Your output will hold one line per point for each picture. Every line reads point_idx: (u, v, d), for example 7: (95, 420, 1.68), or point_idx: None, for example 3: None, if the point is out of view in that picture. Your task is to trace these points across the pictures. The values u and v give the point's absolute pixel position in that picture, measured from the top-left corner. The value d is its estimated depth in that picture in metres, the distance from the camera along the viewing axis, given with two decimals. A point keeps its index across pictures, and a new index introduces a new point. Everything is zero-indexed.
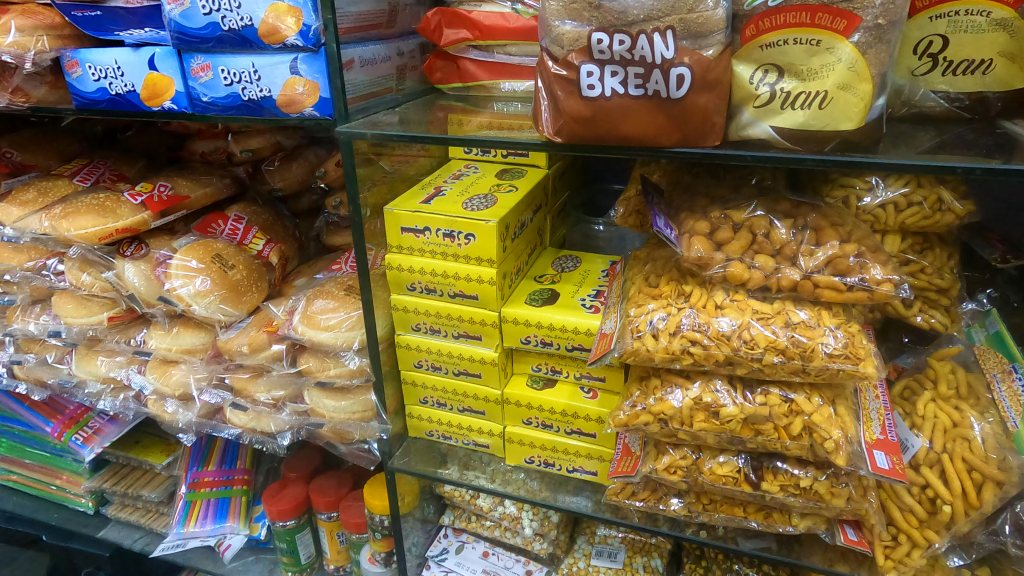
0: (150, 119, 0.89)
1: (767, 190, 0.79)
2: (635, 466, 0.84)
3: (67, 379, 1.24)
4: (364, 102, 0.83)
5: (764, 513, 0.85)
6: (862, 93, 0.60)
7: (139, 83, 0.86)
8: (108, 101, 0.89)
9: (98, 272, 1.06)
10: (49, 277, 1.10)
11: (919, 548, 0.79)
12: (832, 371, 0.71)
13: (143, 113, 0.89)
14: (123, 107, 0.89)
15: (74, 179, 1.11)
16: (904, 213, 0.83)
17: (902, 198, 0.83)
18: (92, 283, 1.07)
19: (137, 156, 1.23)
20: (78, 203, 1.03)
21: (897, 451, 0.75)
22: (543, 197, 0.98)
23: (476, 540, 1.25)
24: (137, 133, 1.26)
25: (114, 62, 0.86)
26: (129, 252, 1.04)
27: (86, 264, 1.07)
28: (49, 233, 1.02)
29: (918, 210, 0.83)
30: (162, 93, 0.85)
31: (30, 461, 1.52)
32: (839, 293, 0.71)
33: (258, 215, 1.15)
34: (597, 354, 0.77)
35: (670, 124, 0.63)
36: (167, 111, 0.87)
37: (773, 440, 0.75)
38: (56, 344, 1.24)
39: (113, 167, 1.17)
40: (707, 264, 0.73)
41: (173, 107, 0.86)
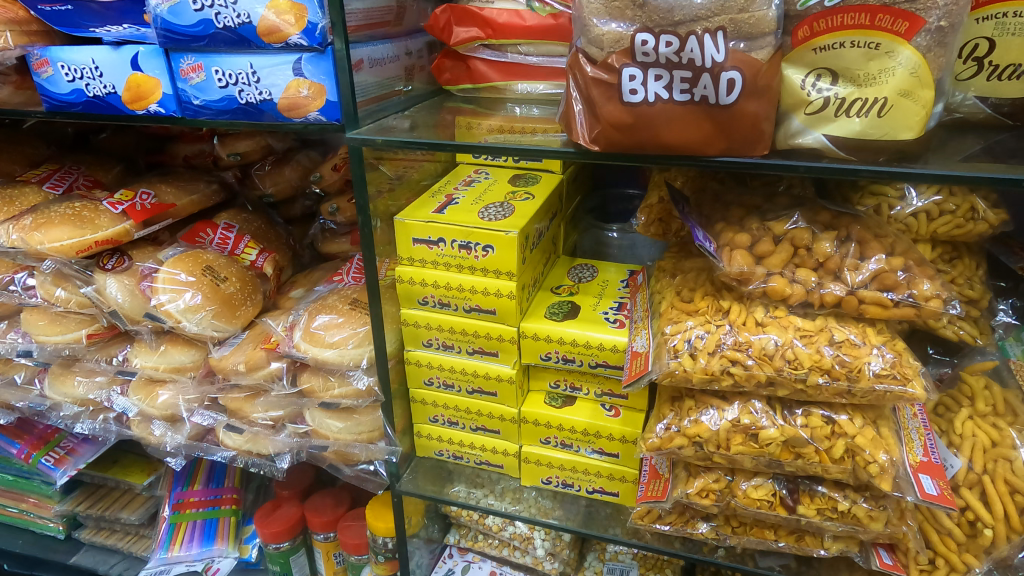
0: (134, 124, 0.82)
1: (803, 199, 0.75)
2: (666, 491, 0.80)
3: (38, 401, 1.16)
4: (373, 105, 0.76)
5: (795, 536, 0.81)
6: (923, 100, 0.56)
7: (122, 84, 0.79)
8: (85, 104, 0.82)
9: (73, 287, 0.99)
10: (17, 293, 1.02)
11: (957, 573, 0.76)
12: (878, 393, 0.67)
13: (126, 116, 0.81)
14: (102, 110, 0.82)
15: (44, 187, 1.03)
16: (936, 222, 0.78)
17: (934, 206, 0.78)
18: (68, 299, 0.99)
19: (113, 160, 1.15)
20: (52, 212, 0.95)
21: (942, 474, 0.71)
22: (558, 204, 0.93)
23: (482, 559, 1.19)
24: (112, 136, 1.18)
25: (92, 61, 0.79)
26: (110, 265, 0.97)
27: (60, 279, 1.00)
28: (18, 247, 0.94)
29: (951, 218, 0.78)
30: (148, 96, 0.78)
31: None
32: (885, 309, 0.67)
33: (250, 222, 1.07)
34: (632, 376, 0.73)
35: (717, 132, 0.59)
36: (153, 115, 0.80)
37: (815, 464, 0.71)
38: (27, 364, 1.16)
39: (88, 174, 1.09)
40: (747, 280, 0.69)
41: (159, 110, 0.79)
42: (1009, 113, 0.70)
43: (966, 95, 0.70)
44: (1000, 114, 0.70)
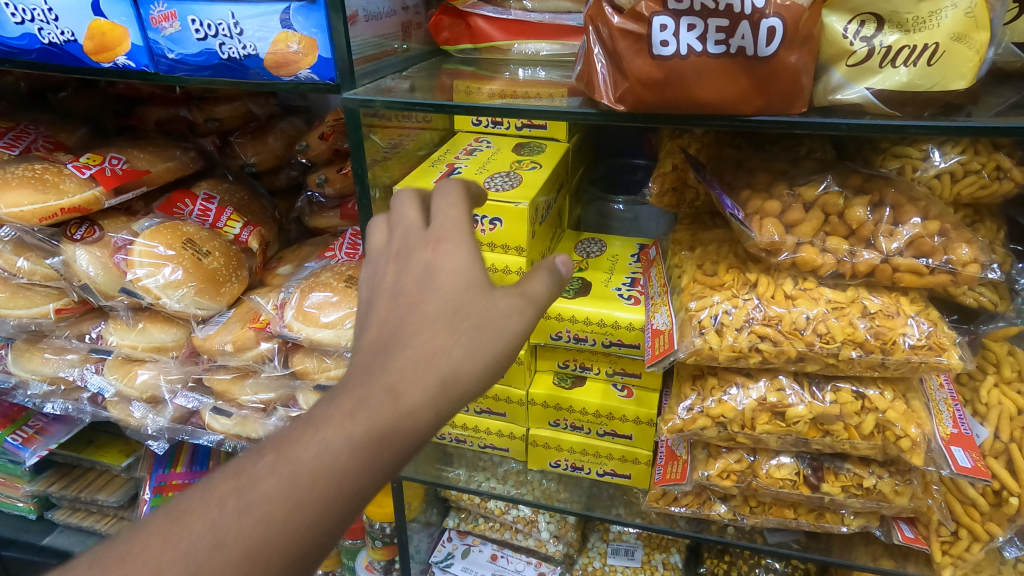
0: (97, 77, 0.74)
1: (831, 162, 0.70)
2: (686, 473, 0.77)
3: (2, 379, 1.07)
4: (370, 64, 0.69)
5: (815, 513, 0.78)
6: (978, 45, 0.49)
7: (82, 32, 0.71)
8: (39, 51, 0.74)
9: (37, 257, 0.87)
10: None
11: (981, 543, 0.72)
12: (912, 365, 0.64)
13: (89, 69, 0.74)
14: (61, 60, 0.74)
15: None
16: (960, 184, 0.68)
17: (958, 166, 0.68)
18: (32, 270, 0.88)
19: (74, 119, 1.01)
20: (7, 174, 0.83)
21: (974, 445, 0.68)
22: (565, 174, 0.88)
23: (482, 542, 1.14)
24: (74, 95, 1.02)
25: (45, 2, 0.70)
26: (78, 235, 0.85)
27: (23, 248, 0.88)
28: None
29: (977, 179, 0.67)
30: (115, 46, 0.70)
31: None
32: (920, 276, 0.63)
33: (231, 193, 0.96)
34: (656, 356, 0.69)
35: (753, 88, 0.53)
36: (120, 69, 0.72)
37: (843, 441, 0.68)
38: None
39: (49, 133, 0.97)
40: (777, 250, 0.65)
41: (128, 64, 0.71)
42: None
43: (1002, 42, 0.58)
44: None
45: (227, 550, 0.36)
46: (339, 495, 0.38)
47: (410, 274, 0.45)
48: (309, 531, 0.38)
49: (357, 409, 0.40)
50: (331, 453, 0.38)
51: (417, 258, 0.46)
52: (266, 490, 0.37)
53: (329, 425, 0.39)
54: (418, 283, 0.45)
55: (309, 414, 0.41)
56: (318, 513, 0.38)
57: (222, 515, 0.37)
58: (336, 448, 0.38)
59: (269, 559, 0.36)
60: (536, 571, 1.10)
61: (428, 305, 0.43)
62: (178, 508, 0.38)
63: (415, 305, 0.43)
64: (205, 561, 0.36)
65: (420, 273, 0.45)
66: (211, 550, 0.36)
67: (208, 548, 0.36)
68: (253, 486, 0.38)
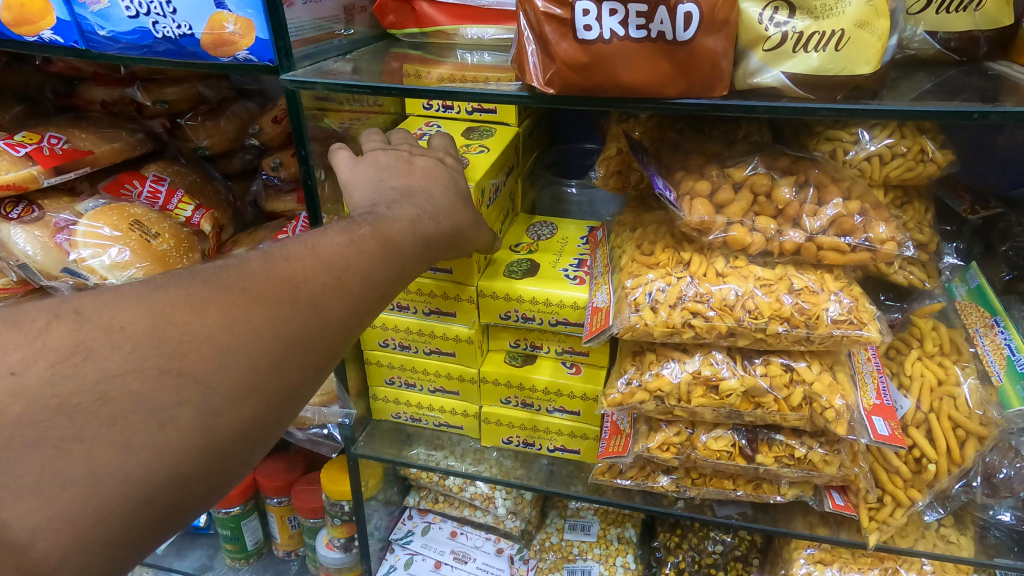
0: (24, 51, 0.75)
1: (762, 144, 0.73)
2: (627, 446, 0.80)
3: None
4: (311, 47, 0.70)
5: (753, 483, 0.80)
6: (880, 31, 0.52)
7: None
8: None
9: None
10: None
11: (903, 508, 0.75)
12: (836, 339, 0.67)
13: (16, 42, 0.74)
14: None
15: None
16: (888, 166, 0.68)
17: (886, 149, 0.67)
18: None
19: (16, 100, 1.00)
20: None
21: (893, 415, 0.72)
22: (514, 158, 0.90)
23: (443, 519, 1.15)
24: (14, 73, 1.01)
25: None
26: (16, 214, 0.86)
27: None
28: None
29: (902, 161, 0.67)
30: (39, 19, 0.71)
31: None
32: (842, 254, 0.66)
33: (183, 176, 0.96)
34: (594, 331, 0.72)
35: (675, 71, 0.55)
36: (46, 43, 0.72)
37: (773, 413, 0.71)
38: None
39: None
40: (708, 229, 0.68)
41: (55, 39, 0.71)
42: (959, 48, 0.61)
43: (915, 31, 0.61)
44: (950, 50, 0.61)
45: (352, 276, 0.52)
46: (409, 267, 0.58)
47: (430, 158, 0.68)
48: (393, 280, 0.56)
49: (421, 217, 0.60)
50: (408, 237, 0.58)
51: (429, 154, 0.69)
52: (375, 244, 0.54)
53: (405, 217, 0.58)
54: (439, 165, 0.68)
55: (382, 208, 0.59)
56: (398, 270, 0.57)
57: (350, 251, 0.53)
58: (410, 234, 0.58)
59: (375, 289, 0.54)
60: (495, 546, 1.12)
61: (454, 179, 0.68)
62: (311, 239, 0.52)
63: (439, 175, 0.66)
64: (344, 277, 0.51)
65: (439, 161, 0.69)
66: (347, 268, 0.52)
67: (343, 268, 0.51)
68: (362, 240, 0.54)
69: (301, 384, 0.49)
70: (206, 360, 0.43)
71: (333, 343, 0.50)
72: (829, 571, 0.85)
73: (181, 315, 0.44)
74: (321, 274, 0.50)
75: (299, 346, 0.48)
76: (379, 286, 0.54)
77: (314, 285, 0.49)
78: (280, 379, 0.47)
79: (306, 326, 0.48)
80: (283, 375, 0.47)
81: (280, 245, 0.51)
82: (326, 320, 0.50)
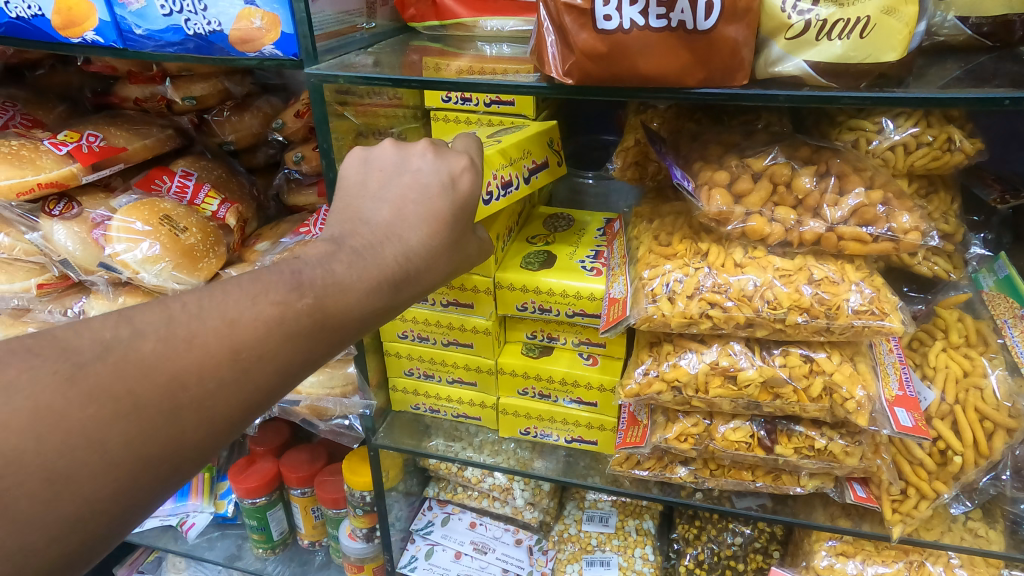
0: (64, 52, 0.76)
1: (782, 134, 0.72)
2: (645, 437, 0.80)
3: None
4: (334, 41, 0.71)
5: (772, 475, 0.80)
6: (907, 18, 0.51)
7: (49, 6, 0.72)
8: (7, 26, 0.75)
9: (18, 232, 0.88)
10: None
11: (927, 500, 0.74)
12: (856, 329, 0.66)
13: (58, 43, 0.75)
14: (28, 35, 0.75)
15: None
16: (912, 156, 0.66)
17: (911, 139, 0.65)
18: (13, 245, 0.89)
19: (53, 98, 1.02)
20: None
21: (917, 406, 0.71)
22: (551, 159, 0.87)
23: (462, 510, 1.16)
24: (52, 71, 1.04)
25: None
26: (57, 210, 0.87)
27: (4, 224, 0.89)
28: None
29: (928, 151, 0.65)
30: (82, 21, 0.71)
31: None
32: (864, 244, 0.65)
33: (209, 170, 0.98)
34: (611, 322, 0.72)
35: (694, 61, 0.55)
36: (89, 44, 0.73)
37: (793, 404, 0.70)
38: None
39: (28, 111, 0.97)
40: (726, 220, 0.67)
41: (97, 39, 0.72)
42: (991, 33, 0.59)
43: (946, 15, 0.59)
44: (982, 35, 0.59)
45: (261, 368, 0.49)
46: (341, 344, 0.55)
47: (430, 185, 0.61)
48: (313, 365, 0.53)
49: (375, 289, 0.55)
50: (350, 312, 0.54)
51: (432, 176, 0.62)
52: (303, 326, 0.51)
53: (354, 289, 0.54)
54: (435, 200, 0.61)
55: (332, 268, 0.54)
56: (320, 354, 0.53)
57: (271, 336, 0.49)
58: (352, 311, 0.54)
59: (286, 382, 0.51)
60: (514, 537, 1.13)
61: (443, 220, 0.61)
62: (229, 313, 0.48)
63: (421, 220, 0.60)
64: (250, 369, 0.48)
65: (439, 190, 0.62)
66: (258, 360, 0.48)
67: (252, 359, 0.48)
68: (293, 321, 0.50)
69: (156, 497, 0.46)
70: (35, 497, 0.40)
71: (208, 452, 0.48)
72: (851, 563, 0.84)
73: (18, 440, 0.39)
74: (220, 370, 0.46)
75: (164, 462, 0.45)
76: (288, 379, 0.51)
77: (206, 386, 0.46)
78: (135, 498, 0.44)
79: (177, 441, 0.45)
80: (134, 495, 0.44)
81: (195, 310, 0.47)
82: (206, 429, 0.47)
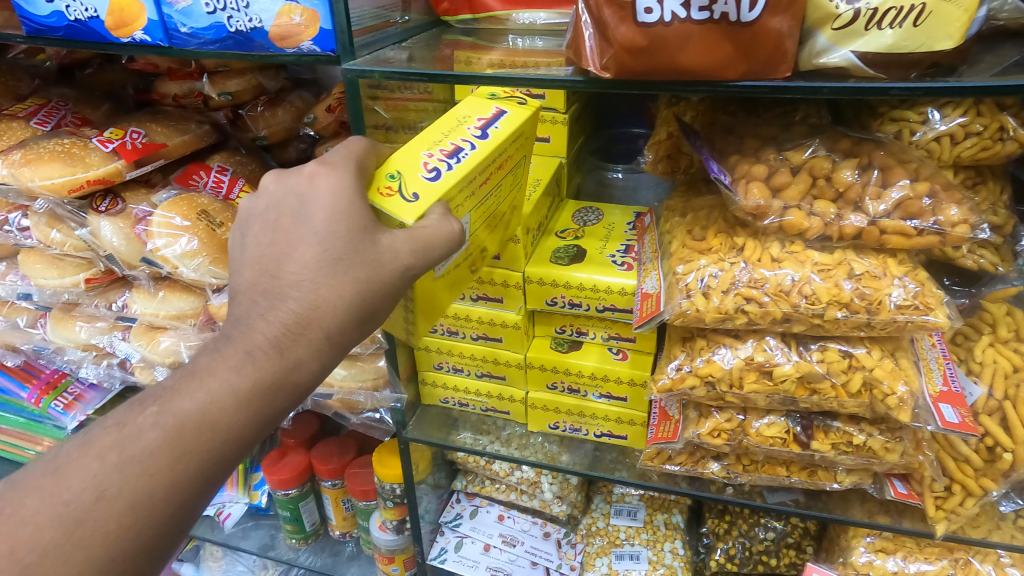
0: (111, 51, 0.77)
1: (822, 126, 0.71)
2: (677, 431, 0.79)
3: (43, 344, 1.07)
4: (369, 36, 0.71)
5: (808, 471, 0.79)
6: (965, 3, 0.50)
7: (103, 7, 0.73)
8: (65, 29, 0.76)
9: (68, 229, 0.90)
10: (13, 233, 0.94)
11: (974, 498, 0.73)
12: (899, 324, 0.65)
13: (111, 44, 0.76)
14: (83, 36, 0.76)
15: (31, 122, 0.94)
16: (960, 147, 0.64)
17: (958, 129, 0.63)
18: (64, 241, 0.91)
19: (99, 96, 1.04)
20: (40, 148, 0.87)
21: (963, 402, 0.70)
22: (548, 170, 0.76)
23: (489, 503, 1.17)
24: (99, 70, 1.06)
25: None
26: (103, 207, 0.89)
27: (55, 220, 0.91)
28: (8, 184, 0.87)
29: (978, 141, 0.63)
30: (133, 21, 0.72)
31: (7, 427, 1.31)
32: (908, 238, 0.64)
33: (243, 165, 0.98)
34: (644, 317, 0.72)
35: (736, 53, 0.54)
36: (137, 44, 0.74)
37: (831, 399, 0.70)
38: (28, 307, 1.07)
39: (77, 109, 0.99)
40: (764, 214, 0.67)
41: (145, 39, 0.73)
42: None
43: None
44: None
45: (111, 502, 0.48)
46: (226, 432, 0.52)
47: (285, 219, 0.56)
48: (183, 473, 0.51)
49: (234, 371, 0.53)
50: (211, 400, 0.52)
51: (285, 209, 0.57)
52: (139, 445, 0.50)
53: (209, 380, 0.53)
54: (294, 235, 0.55)
55: (180, 377, 0.54)
56: (178, 464, 0.50)
57: (98, 475, 0.49)
58: (204, 401, 0.52)
59: (152, 504, 0.50)
60: (542, 530, 1.14)
61: (308, 252, 0.54)
62: (57, 468, 0.50)
63: (282, 268, 0.55)
64: (90, 515, 0.48)
65: (295, 219, 0.55)
66: (93, 500, 0.48)
67: (89, 504, 0.48)
68: (126, 443, 0.50)
69: None
70: None
71: None
72: (892, 560, 0.83)
73: None
74: (52, 525, 0.47)
75: None
76: (143, 506, 0.49)
77: (35, 553, 0.47)
78: None
79: None
80: None
81: (31, 476, 0.50)
82: None
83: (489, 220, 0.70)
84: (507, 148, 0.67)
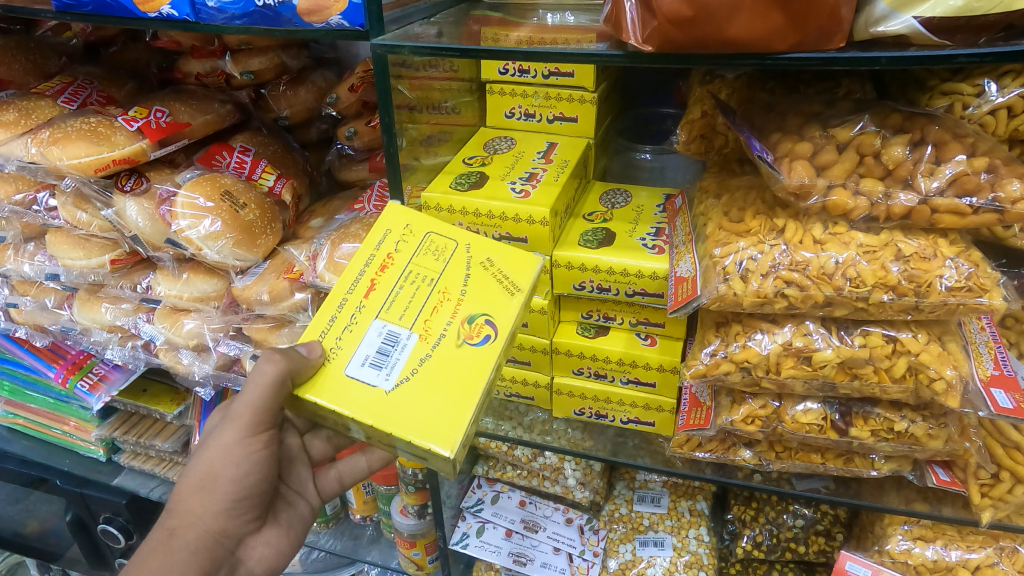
0: (139, 26, 0.75)
1: (868, 101, 0.68)
2: (709, 418, 0.78)
3: (70, 325, 1.07)
4: (397, 10, 0.69)
5: (844, 458, 0.77)
6: None
7: None
8: (94, 4, 0.74)
9: (94, 209, 0.89)
10: (41, 214, 0.93)
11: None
12: (949, 307, 0.63)
13: (138, 19, 0.74)
14: (111, 11, 0.74)
15: (58, 100, 0.93)
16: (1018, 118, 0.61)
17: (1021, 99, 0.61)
18: (91, 222, 0.90)
19: (124, 75, 1.03)
20: (67, 126, 0.86)
21: (1016, 387, 0.68)
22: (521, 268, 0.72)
23: (511, 488, 1.16)
24: (123, 48, 1.05)
25: None
26: (128, 187, 0.89)
27: (82, 200, 0.90)
28: (36, 163, 0.86)
29: None
30: None
31: (35, 406, 1.30)
32: (962, 216, 0.62)
33: (265, 146, 0.97)
34: (679, 302, 0.69)
35: (787, 24, 0.52)
36: (164, 18, 0.72)
37: (873, 384, 0.68)
38: (56, 288, 1.07)
39: (102, 88, 0.98)
40: (807, 193, 0.64)
41: (172, 13, 0.71)
42: None
43: None
44: None
45: None
46: None
47: None
48: None
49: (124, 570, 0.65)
50: None
51: None
52: None
53: None
54: None
55: None
56: None
57: None
58: None
59: None
60: (564, 516, 1.13)
61: None
62: None
63: None
64: None
65: None
66: None
67: None
68: None
69: None
70: None
71: None
72: (931, 548, 0.81)
73: None
74: None
75: None
76: None
77: None
78: None
79: None
80: None
81: None
82: None
83: (429, 299, 0.65)
84: (383, 250, 0.67)
